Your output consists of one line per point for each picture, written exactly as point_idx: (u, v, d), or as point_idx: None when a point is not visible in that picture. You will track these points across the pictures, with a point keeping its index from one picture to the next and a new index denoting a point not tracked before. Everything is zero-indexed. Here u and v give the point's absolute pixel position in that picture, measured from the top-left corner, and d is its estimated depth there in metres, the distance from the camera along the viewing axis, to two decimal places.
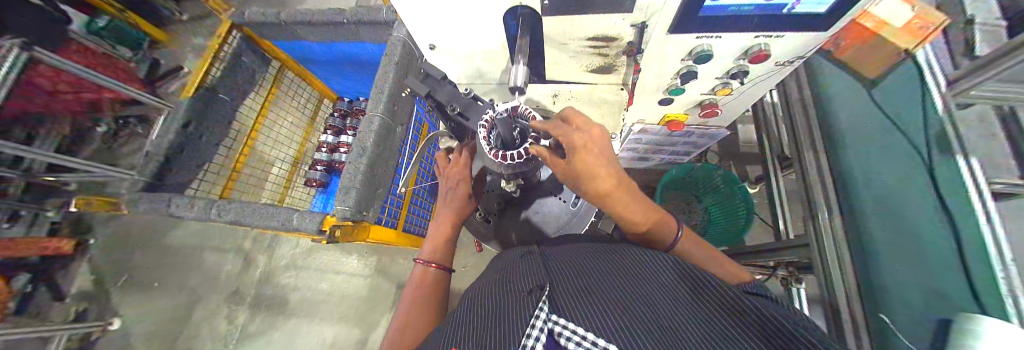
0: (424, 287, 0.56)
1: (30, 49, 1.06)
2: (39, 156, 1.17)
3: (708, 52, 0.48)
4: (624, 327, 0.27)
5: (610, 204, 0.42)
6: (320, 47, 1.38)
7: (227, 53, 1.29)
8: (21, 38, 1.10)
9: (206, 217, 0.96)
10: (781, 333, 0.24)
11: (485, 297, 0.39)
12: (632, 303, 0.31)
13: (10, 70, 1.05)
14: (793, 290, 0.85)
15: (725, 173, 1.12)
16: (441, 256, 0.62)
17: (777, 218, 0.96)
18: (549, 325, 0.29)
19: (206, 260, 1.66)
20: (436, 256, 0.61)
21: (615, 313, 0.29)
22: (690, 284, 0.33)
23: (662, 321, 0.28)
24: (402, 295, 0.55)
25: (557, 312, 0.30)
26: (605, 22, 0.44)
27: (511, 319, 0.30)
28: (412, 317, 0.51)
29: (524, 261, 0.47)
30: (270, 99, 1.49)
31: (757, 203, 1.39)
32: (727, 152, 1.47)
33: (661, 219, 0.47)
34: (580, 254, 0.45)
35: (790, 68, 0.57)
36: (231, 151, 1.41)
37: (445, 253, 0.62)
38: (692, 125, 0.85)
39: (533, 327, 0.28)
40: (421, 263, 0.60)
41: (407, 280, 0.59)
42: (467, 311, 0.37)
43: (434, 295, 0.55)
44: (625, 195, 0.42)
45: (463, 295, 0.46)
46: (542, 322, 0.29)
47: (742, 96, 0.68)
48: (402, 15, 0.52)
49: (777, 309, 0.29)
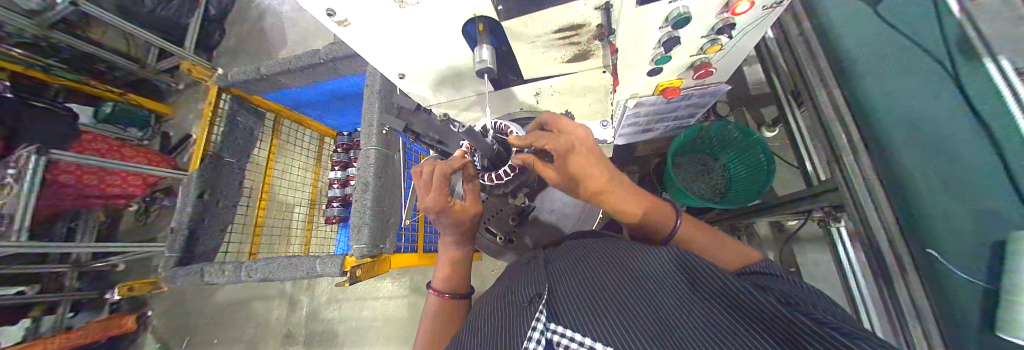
0: (442, 314, 0.58)
1: (46, 152, 1.14)
2: (79, 249, 1.26)
3: (686, 14, 0.44)
4: (622, 330, 0.28)
5: (604, 200, 0.47)
6: (306, 90, 1.39)
7: (222, 116, 1.37)
8: (34, 145, 1.18)
9: (241, 278, 1.02)
10: (777, 322, 0.25)
11: (485, 312, 0.41)
12: (632, 301, 0.32)
13: (33, 177, 1.12)
14: (832, 232, 0.80)
15: (738, 127, 1.05)
16: (451, 279, 0.60)
17: (803, 161, 0.90)
18: (548, 335, 0.31)
19: (255, 311, 1.76)
20: (446, 283, 0.60)
21: (614, 315, 0.31)
22: (687, 274, 0.33)
23: (661, 319, 0.29)
24: (420, 322, 0.59)
25: (556, 319, 0.32)
26: (565, 11, 0.42)
27: (511, 333, 0.32)
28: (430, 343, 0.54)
29: (528, 267, 0.48)
30: (273, 152, 1.55)
31: (780, 147, 1.32)
32: (737, 100, 1.39)
33: (651, 206, 0.48)
34: (581, 251, 0.46)
35: (779, 11, 0.52)
36: (250, 208, 1.49)
37: (455, 278, 0.61)
38: (690, 88, 0.80)
39: (531, 337, 0.30)
40: (435, 292, 0.60)
41: (425, 307, 0.61)
42: (472, 325, 0.40)
43: (449, 326, 0.56)
44: (616, 189, 0.46)
45: (475, 307, 0.47)
46: (539, 332, 0.31)
47: (734, 48, 0.63)
48: (363, 52, 0.53)
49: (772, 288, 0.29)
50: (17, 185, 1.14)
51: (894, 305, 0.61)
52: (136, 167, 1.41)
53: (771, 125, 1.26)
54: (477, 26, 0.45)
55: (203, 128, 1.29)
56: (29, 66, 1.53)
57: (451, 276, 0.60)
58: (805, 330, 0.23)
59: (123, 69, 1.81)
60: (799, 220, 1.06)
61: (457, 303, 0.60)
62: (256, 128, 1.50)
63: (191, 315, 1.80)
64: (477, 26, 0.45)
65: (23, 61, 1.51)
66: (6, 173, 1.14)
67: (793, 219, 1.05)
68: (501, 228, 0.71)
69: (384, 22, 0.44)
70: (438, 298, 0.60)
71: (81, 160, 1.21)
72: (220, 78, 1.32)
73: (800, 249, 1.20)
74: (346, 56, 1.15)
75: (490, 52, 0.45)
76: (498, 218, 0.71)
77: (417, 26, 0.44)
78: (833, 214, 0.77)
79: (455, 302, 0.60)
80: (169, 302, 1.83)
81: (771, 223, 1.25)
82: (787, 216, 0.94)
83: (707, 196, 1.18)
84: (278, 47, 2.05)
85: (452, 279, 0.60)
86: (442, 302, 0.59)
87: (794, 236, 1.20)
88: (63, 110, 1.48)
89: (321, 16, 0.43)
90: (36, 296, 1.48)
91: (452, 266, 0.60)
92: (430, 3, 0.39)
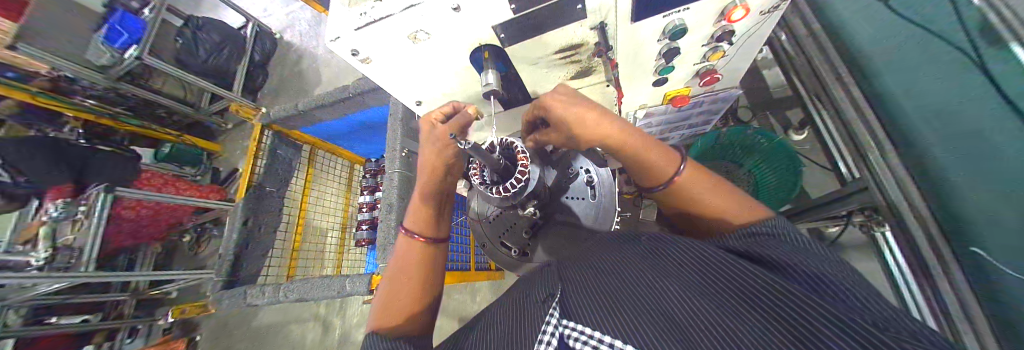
0: (410, 259, 0.54)
1: (112, 189, 1.30)
2: (138, 277, 1.39)
3: (681, 26, 0.46)
4: (632, 326, 0.28)
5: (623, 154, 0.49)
6: (338, 122, 1.51)
7: (264, 150, 1.52)
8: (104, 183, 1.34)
9: (278, 299, 1.08)
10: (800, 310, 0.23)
11: (499, 313, 0.41)
12: (644, 298, 0.31)
13: (100, 211, 1.28)
14: (877, 237, 0.73)
15: (760, 132, 1.03)
16: (424, 223, 0.56)
17: (835, 161, 0.84)
18: (561, 330, 0.30)
19: (290, 334, 1.83)
20: (419, 226, 0.56)
21: (625, 311, 0.30)
22: (696, 261, 0.33)
23: (674, 315, 0.28)
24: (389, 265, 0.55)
25: (568, 316, 0.32)
26: (564, 33, 0.45)
27: (526, 332, 0.32)
28: (395, 285, 0.50)
29: (543, 272, 0.48)
30: (309, 180, 1.67)
31: (810, 150, 1.24)
32: (759, 104, 1.34)
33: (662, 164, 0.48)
34: (595, 252, 0.45)
35: (780, 14, 0.52)
36: (288, 233, 1.61)
37: (429, 222, 0.56)
38: (700, 95, 0.80)
39: (544, 332, 0.30)
40: (405, 234, 0.56)
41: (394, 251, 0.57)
42: (482, 327, 0.40)
43: (415, 269, 0.52)
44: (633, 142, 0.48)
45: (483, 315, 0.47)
46: (553, 327, 0.31)
47: (739, 54, 0.63)
48: (382, 84, 0.59)
49: (796, 272, 0.27)
50: (88, 220, 1.29)
51: (961, 316, 0.55)
52: (187, 199, 1.56)
53: (798, 127, 1.20)
54: (483, 52, 0.49)
55: (249, 160, 1.46)
56: (100, 115, 1.80)
57: (425, 218, 0.56)
58: (814, 312, 0.22)
59: (180, 113, 2.06)
60: (839, 227, 0.98)
61: (431, 249, 0.55)
62: (293, 159, 1.65)
63: (231, 340, 1.89)
64: (484, 52, 0.49)
65: (94, 110, 1.79)
66: (81, 209, 1.31)
67: (832, 226, 0.97)
68: (516, 241, 0.72)
69: (400, 57, 0.50)
70: (407, 241, 0.56)
71: (138, 195, 1.39)
72: (263, 116, 1.48)
73: (846, 258, 1.09)
74: (372, 89, 1.25)
75: (495, 75, 0.49)
76: (512, 231, 0.72)
77: (429, 57, 0.50)
78: (873, 217, 0.71)
79: (425, 248, 0.55)
80: (213, 326, 1.95)
81: (809, 231, 1.15)
82: (824, 222, 0.87)
83: None
84: (313, 86, 2.27)
85: (425, 221, 0.56)
86: (411, 246, 0.55)
87: (837, 244, 1.10)
88: (125, 152, 1.72)
89: (347, 56, 0.49)
90: (102, 322, 1.64)
91: (427, 206, 0.57)
92: (440, 35, 0.44)
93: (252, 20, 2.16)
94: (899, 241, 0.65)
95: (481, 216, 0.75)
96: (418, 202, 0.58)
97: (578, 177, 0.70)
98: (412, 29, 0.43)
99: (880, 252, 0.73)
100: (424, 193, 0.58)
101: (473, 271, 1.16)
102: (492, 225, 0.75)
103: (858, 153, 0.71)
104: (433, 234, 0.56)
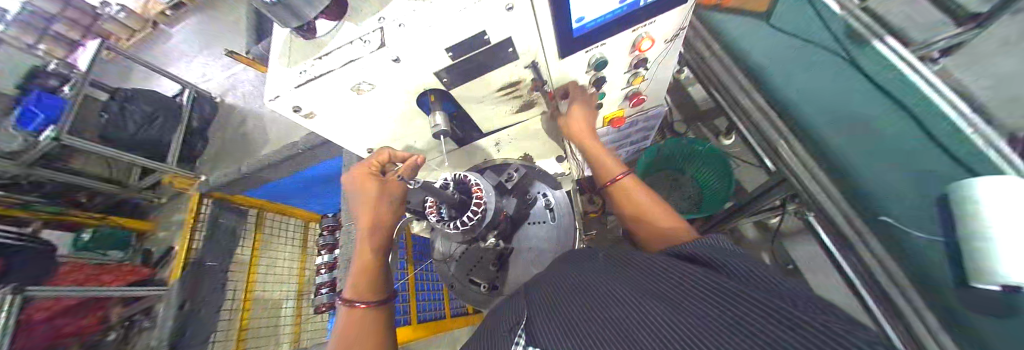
0: (356, 324, 0.49)
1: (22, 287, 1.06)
2: None
3: (603, 58, 0.54)
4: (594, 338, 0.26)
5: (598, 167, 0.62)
6: (288, 180, 1.41)
7: (203, 221, 1.36)
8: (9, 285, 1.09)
9: None
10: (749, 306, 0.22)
11: None
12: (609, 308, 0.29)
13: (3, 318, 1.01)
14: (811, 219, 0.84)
15: (691, 139, 1.13)
16: (365, 285, 0.53)
17: (758, 156, 0.97)
18: None
19: None
20: (361, 287, 0.52)
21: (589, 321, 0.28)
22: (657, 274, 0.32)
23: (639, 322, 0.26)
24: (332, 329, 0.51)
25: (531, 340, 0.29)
26: (503, 74, 0.51)
27: None
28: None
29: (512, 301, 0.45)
30: (257, 245, 1.51)
31: (740, 151, 1.41)
32: (690, 116, 1.52)
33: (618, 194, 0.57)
34: (565, 271, 0.43)
35: (678, 44, 0.62)
36: (235, 304, 1.38)
37: (372, 279, 0.53)
38: (633, 115, 0.89)
39: None
40: (344, 302, 0.52)
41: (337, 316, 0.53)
42: None
43: (361, 334, 0.48)
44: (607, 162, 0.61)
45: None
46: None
47: (656, 78, 0.74)
48: (328, 137, 0.59)
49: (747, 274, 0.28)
50: None
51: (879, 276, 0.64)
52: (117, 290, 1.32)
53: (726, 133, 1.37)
54: (429, 95, 0.52)
55: (184, 234, 1.30)
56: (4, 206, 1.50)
57: (370, 279, 0.53)
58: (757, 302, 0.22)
59: (103, 193, 1.78)
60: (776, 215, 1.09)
61: (379, 314, 0.51)
62: (240, 227, 1.48)
63: None
64: (430, 95, 0.52)
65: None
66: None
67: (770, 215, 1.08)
68: (483, 275, 0.69)
69: (345, 108, 0.51)
70: (349, 311, 0.51)
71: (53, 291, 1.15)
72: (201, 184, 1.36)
73: (790, 243, 1.20)
74: (324, 141, 1.22)
75: (443, 117, 0.52)
76: (480, 266, 0.70)
77: (375, 106, 0.52)
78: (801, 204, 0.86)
79: (371, 309, 0.51)
80: None
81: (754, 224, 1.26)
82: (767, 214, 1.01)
83: (685, 208, 1.19)
84: (259, 145, 2.13)
85: (369, 283, 0.53)
86: (355, 315, 0.50)
87: (780, 231, 1.22)
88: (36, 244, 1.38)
89: (289, 112, 0.49)
90: None
91: (369, 268, 0.54)
92: (384, 86, 0.47)
93: (191, 87, 2.06)
94: (824, 220, 0.75)
95: (447, 256, 0.74)
96: (357, 267, 0.54)
97: (537, 204, 0.72)
98: (356, 81, 0.45)
99: (815, 233, 0.82)
100: (362, 257, 0.55)
101: (449, 318, 1.07)
102: (459, 263, 0.73)
103: (772, 148, 0.84)
104: (381, 295, 0.53)
